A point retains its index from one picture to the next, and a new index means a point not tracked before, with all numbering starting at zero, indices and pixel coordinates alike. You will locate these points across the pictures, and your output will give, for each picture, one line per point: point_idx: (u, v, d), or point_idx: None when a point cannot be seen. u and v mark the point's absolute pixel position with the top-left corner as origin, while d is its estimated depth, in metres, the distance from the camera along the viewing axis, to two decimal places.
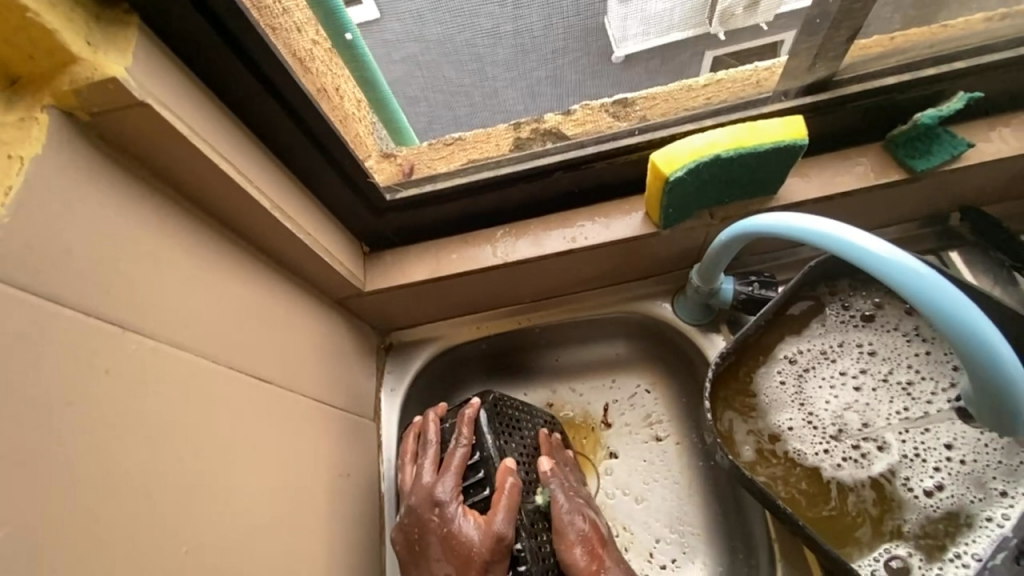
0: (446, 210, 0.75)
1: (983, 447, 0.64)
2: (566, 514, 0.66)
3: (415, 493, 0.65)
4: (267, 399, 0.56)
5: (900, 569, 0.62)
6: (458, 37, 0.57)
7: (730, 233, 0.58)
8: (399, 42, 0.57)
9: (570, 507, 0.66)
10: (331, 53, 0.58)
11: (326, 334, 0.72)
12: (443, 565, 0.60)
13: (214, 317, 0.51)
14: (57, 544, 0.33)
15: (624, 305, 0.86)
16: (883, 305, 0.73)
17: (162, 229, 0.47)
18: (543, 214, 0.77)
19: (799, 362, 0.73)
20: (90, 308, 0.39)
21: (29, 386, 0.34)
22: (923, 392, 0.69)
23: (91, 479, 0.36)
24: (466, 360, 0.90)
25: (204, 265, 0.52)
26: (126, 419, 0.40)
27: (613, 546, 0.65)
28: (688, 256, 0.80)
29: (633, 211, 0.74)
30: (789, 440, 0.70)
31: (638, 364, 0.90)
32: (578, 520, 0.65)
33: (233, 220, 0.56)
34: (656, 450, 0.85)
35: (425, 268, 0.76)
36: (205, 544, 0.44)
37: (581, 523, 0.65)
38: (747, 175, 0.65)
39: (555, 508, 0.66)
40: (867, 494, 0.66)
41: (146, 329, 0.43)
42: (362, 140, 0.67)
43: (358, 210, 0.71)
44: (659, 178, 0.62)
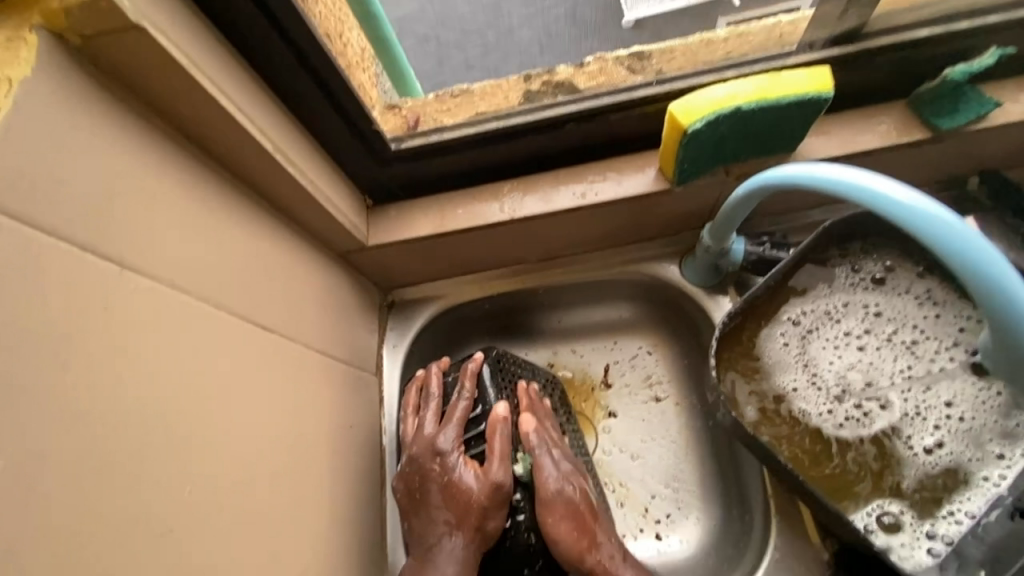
0: (453, 162, 0.73)
1: (982, 404, 0.66)
2: (552, 484, 0.63)
3: (416, 443, 0.65)
4: (269, 348, 0.56)
5: (890, 524, 0.63)
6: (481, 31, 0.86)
7: (746, 188, 0.57)
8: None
9: (558, 477, 0.63)
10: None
11: (328, 286, 0.71)
12: (442, 513, 0.61)
13: (215, 261, 0.50)
14: (62, 475, 0.33)
15: (630, 266, 0.85)
16: (894, 269, 0.73)
17: (159, 168, 0.45)
18: (552, 168, 0.74)
19: (804, 324, 0.73)
20: (86, 245, 0.38)
21: (23, 319, 0.33)
22: (927, 351, 0.70)
23: (91, 416, 0.36)
24: (469, 318, 0.90)
25: (204, 207, 0.50)
26: (126, 358, 0.39)
27: (600, 516, 0.65)
28: (698, 216, 0.78)
29: (644, 167, 0.72)
30: (793, 400, 0.70)
31: (641, 326, 0.90)
32: (567, 489, 0.63)
33: (234, 162, 0.54)
34: (656, 410, 0.86)
35: (430, 222, 0.75)
36: (209, 486, 0.44)
37: (570, 493, 0.63)
38: (767, 130, 0.63)
39: (543, 479, 0.63)
40: (868, 450, 0.67)
41: (145, 268, 0.42)
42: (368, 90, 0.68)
43: (362, 159, 0.69)
44: (676, 130, 0.61)
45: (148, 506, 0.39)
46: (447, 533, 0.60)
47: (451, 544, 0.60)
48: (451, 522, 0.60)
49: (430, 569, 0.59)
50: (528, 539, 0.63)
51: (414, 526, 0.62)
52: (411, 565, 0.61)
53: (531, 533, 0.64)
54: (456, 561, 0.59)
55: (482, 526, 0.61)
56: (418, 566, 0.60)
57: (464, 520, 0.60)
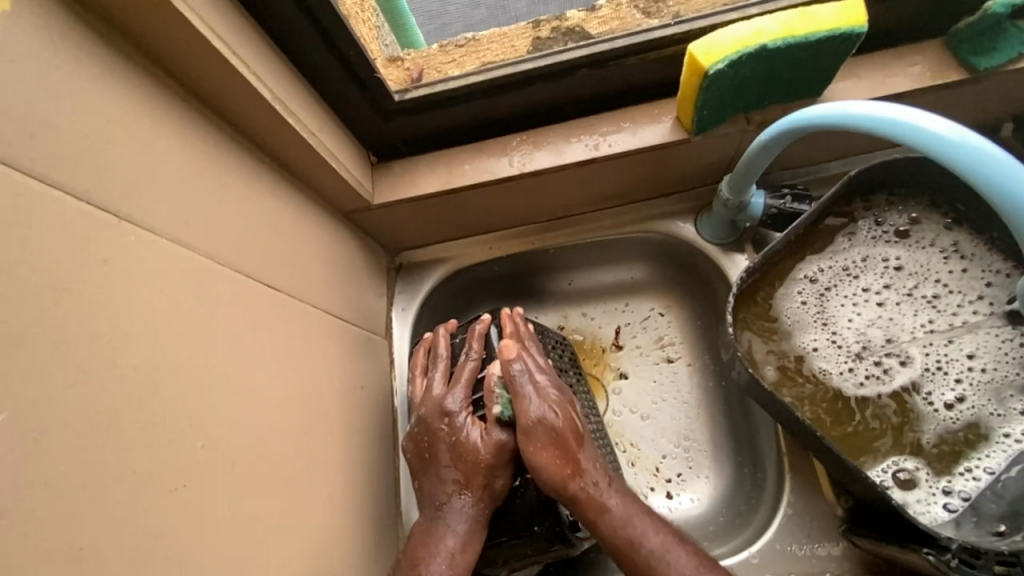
0: (460, 114, 0.70)
1: (1003, 356, 0.64)
2: (533, 411, 0.56)
3: (425, 403, 0.61)
4: (276, 306, 0.55)
5: (906, 481, 0.62)
6: None
7: (774, 130, 0.54)
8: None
9: (539, 403, 0.56)
10: None
11: (335, 245, 0.70)
12: (451, 473, 0.57)
13: (217, 215, 0.48)
14: (70, 427, 0.32)
15: (643, 224, 0.82)
16: (920, 221, 0.69)
17: (152, 115, 0.43)
18: (563, 120, 0.71)
19: (821, 281, 0.70)
20: (81, 193, 0.36)
21: (19, 266, 0.31)
22: (949, 304, 0.67)
23: (98, 369, 0.35)
24: (478, 281, 0.88)
25: (203, 159, 0.48)
26: (130, 311, 0.38)
27: (589, 442, 0.57)
28: (716, 169, 0.75)
29: (661, 117, 0.68)
30: (813, 360, 0.68)
31: (652, 286, 0.88)
32: (549, 416, 0.56)
33: (232, 112, 0.51)
34: (668, 371, 0.84)
35: (437, 179, 0.72)
36: (221, 441, 0.44)
37: (552, 420, 0.55)
38: (793, 73, 0.59)
39: (522, 407, 0.56)
40: (886, 406, 0.65)
41: (145, 221, 0.41)
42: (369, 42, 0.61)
43: (366, 112, 0.66)
44: (696, 74, 0.57)
45: (162, 461, 0.38)
46: (456, 492, 0.56)
47: (461, 504, 0.56)
48: (460, 482, 0.56)
49: (440, 528, 0.55)
50: (537, 495, 0.59)
51: (424, 486, 0.58)
52: (419, 526, 0.57)
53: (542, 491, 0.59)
54: (466, 520, 0.56)
55: (489, 484, 0.57)
56: (427, 527, 0.56)
57: (472, 479, 0.56)
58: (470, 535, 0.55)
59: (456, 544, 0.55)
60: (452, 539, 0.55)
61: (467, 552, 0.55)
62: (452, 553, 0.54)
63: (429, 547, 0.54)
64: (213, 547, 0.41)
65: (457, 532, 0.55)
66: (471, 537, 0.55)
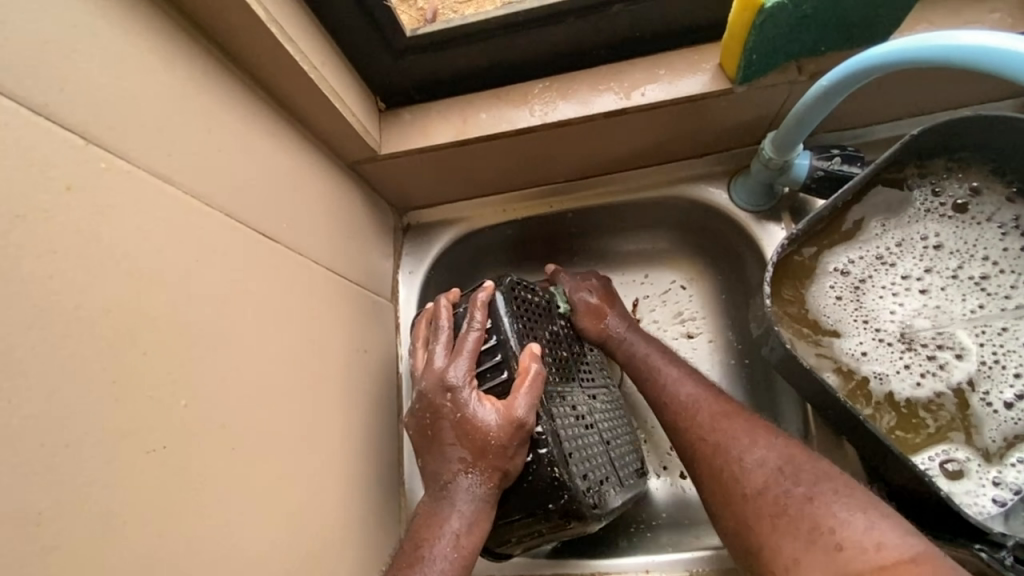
0: (477, 55, 0.63)
1: None
2: (576, 292, 0.71)
3: (425, 378, 0.56)
4: (272, 257, 0.50)
5: (955, 472, 0.58)
6: None
7: (838, 74, 0.47)
8: None
9: (579, 285, 0.72)
10: None
11: (339, 197, 0.64)
12: (456, 451, 0.52)
13: (205, 150, 0.43)
14: (30, 378, 0.28)
15: (669, 188, 0.76)
16: (980, 191, 0.62)
17: (125, 24, 0.37)
18: (592, 66, 0.64)
19: (854, 274, 0.64)
20: (39, 107, 0.31)
21: None
22: (999, 286, 0.61)
23: (58, 313, 0.30)
24: (490, 246, 0.83)
25: (188, 82, 0.42)
26: (102, 248, 0.33)
27: (622, 310, 0.72)
28: (756, 125, 0.69)
29: (700, 63, 0.61)
30: (864, 366, 0.62)
31: (674, 257, 0.82)
32: (587, 293, 0.71)
33: (222, 32, 0.45)
34: (687, 347, 0.79)
35: (450, 128, 0.66)
36: (207, 399, 0.40)
37: (590, 296, 0.71)
38: (860, 14, 0.52)
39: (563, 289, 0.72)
40: (941, 405, 0.60)
41: (119, 147, 0.36)
42: None
43: (373, 47, 0.60)
44: (748, 8, 0.51)
45: (138, 417, 0.34)
46: (462, 471, 0.52)
47: (468, 483, 0.52)
48: (467, 460, 0.52)
49: (445, 508, 0.51)
50: (553, 474, 0.53)
51: (427, 465, 0.54)
52: (422, 507, 0.53)
53: (557, 468, 0.53)
54: (474, 500, 0.51)
55: (501, 464, 0.52)
56: (431, 507, 0.52)
57: (479, 458, 0.51)
58: (477, 515, 0.51)
59: (462, 525, 0.51)
60: (457, 520, 0.51)
61: (474, 534, 0.51)
62: (456, 535, 0.50)
63: (433, 529, 0.51)
64: (196, 513, 0.37)
65: (463, 512, 0.51)
66: (479, 517, 0.51)
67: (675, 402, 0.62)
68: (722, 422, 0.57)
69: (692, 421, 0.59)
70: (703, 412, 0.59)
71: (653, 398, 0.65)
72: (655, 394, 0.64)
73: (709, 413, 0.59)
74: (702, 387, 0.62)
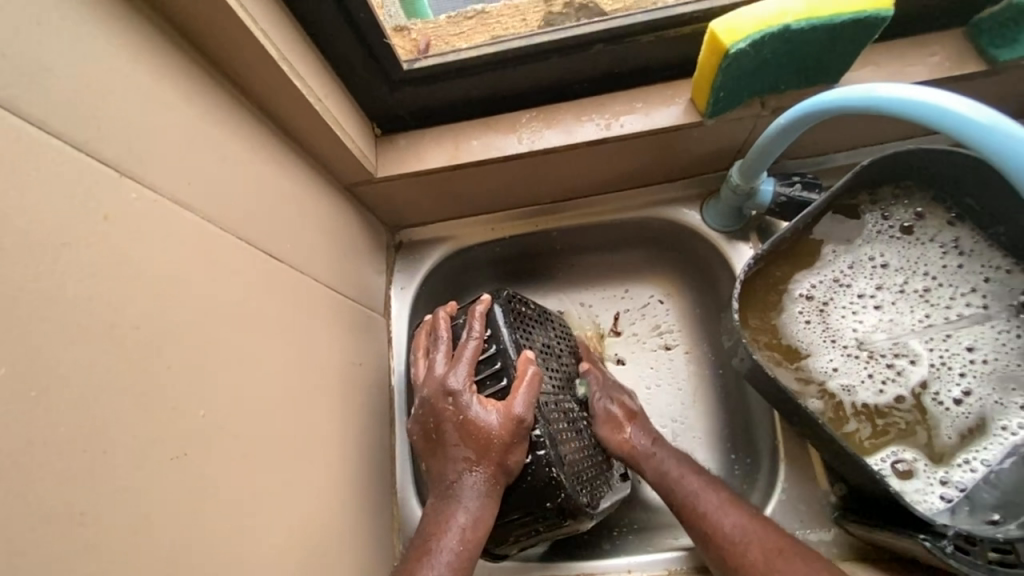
0: (469, 86, 0.68)
1: (1002, 345, 0.65)
2: (600, 402, 0.70)
3: (427, 385, 0.59)
4: (278, 276, 0.53)
5: (905, 471, 0.63)
6: None
7: (793, 115, 0.53)
8: None
9: (602, 395, 0.70)
10: None
11: (338, 219, 0.68)
12: (461, 451, 0.56)
13: (219, 178, 0.46)
14: (70, 388, 0.31)
15: (647, 210, 0.81)
16: (924, 215, 0.69)
17: (153, 66, 0.41)
18: (574, 98, 0.70)
19: (817, 297, 0.69)
20: (81, 144, 0.34)
21: (18, 217, 0.30)
22: (941, 297, 0.68)
23: (100, 329, 0.33)
24: (478, 263, 0.87)
25: (205, 116, 0.46)
26: (133, 271, 0.36)
27: (641, 420, 0.70)
28: (725, 154, 0.74)
29: (673, 98, 0.67)
30: (832, 379, 0.68)
31: (653, 273, 0.87)
32: (608, 403, 0.70)
33: (235, 68, 0.49)
34: (665, 358, 0.84)
35: (443, 154, 0.70)
36: (220, 409, 0.42)
37: (611, 406, 0.69)
38: (815, 57, 0.58)
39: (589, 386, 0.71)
40: (901, 409, 0.66)
41: (147, 179, 0.39)
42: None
43: (372, 79, 0.64)
44: (717, 53, 0.56)
45: (163, 425, 0.37)
46: (466, 469, 0.55)
47: (473, 480, 0.55)
48: (471, 459, 0.55)
49: (452, 504, 0.55)
50: (550, 474, 0.57)
51: (433, 467, 0.58)
52: (431, 505, 0.56)
53: (553, 469, 0.57)
54: (479, 496, 0.55)
55: (503, 460, 0.55)
56: (438, 505, 0.56)
57: (483, 455, 0.55)
58: (481, 510, 0.55)
59: (467, 520, 0.54)
60: (463, 515, 0.54)
61: (479, 528, 0.54)
62: (462, 529, 0.54)
63: (441, 523, 0.54)
64: (213, 517, 0.40)
65: (469, 508, 0.54)
66: (484, 512, 0.55)
67: (716, 530, 0.61)
68: (778, 561, 0.57)
69: (745, 559, 0.58)
70: (755, 549, 0.58)
71: (693, 527, 0.62)
72: (693, 522, 0.62)
73: (762, 547, 0.58)
74: (745, 515, 0.61)
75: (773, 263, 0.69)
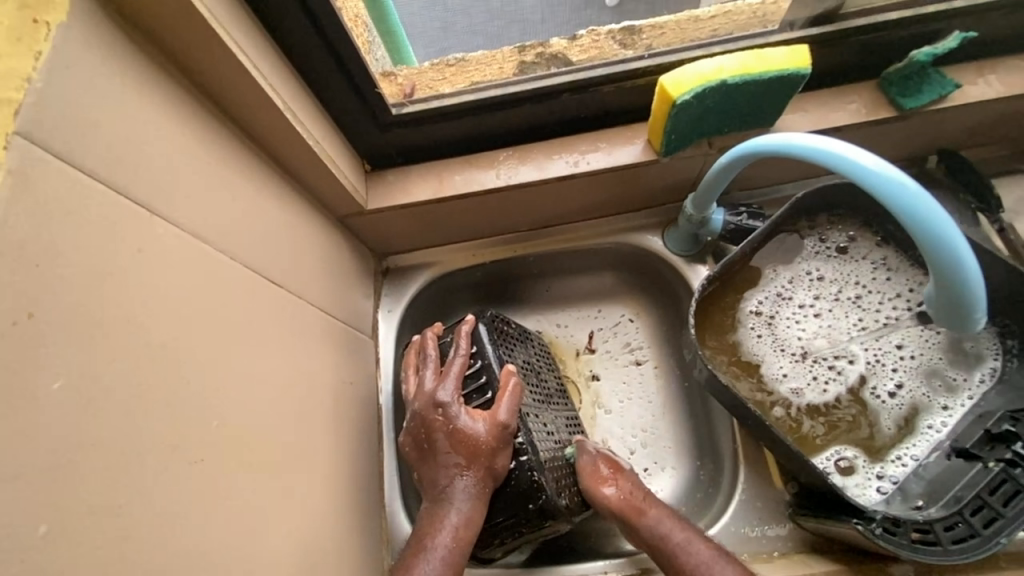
0: (451, 128, 0.75)
1: (926, 342, 0.74)
2: (589, 459, 0.70)
3: (417, 399, 0.65)
4: (279, 300, 0.59)
5: (846, 468, 0.71)
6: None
7: (732, 155, 0.62)
8: None
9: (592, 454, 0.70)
10: None
11: (331, 248, 0.74)
12: (451, 458, 0.61)
13: (230, 214, 0.52)
14: (111, 397, 0.36)
15: (615, 236, 0.89)
16: (856, 238, 0.78)
17: (178, 118, 0.47)
18: (546, 138, 0.78)
19: (765, 312, 0.77)
20: (122, 188, 0.40)
21: (73, 251, 0.35)
22: (872, 303, 0.77)
23: (134, 347, 0.39)
24: (461, 287, 0.93)
25: (220, 159, 0.52)
26: (160, 296, 0.42)
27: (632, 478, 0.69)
28: (681, 187, 0.83)
29: (633, 139, 0.76)
30: (783, 384, 0.75)
31: (623, 294, 0.95)
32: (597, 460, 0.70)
33: (245, 117, 0.55)
34: (636, 373, 0.91)
35: (429, 188, 0.77)
36: (231, 420, 0.47)
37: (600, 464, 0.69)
38: (749, 106, 0.68)
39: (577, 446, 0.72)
40: (843, 406, 0.74)
41: (173, 217, 0.45)
42: (365, 52, 0.65)
43: (365, 122, 0.71)
44: (666, 102, 0.65)
45: (183, 433, 0.42)
46: (457, 474, 0.61)
47: (463, 484, 0.60)
48: (461, 464, 0.61)
49: (445, 507, 0.60)
50: (532, 478, 0.63)
51: (426, 475, 0.63)
52: (426, 508, 0.61)
53: (535, 473, 0.63)
54: (469, 498, 0.60)
55: (491, 465, 0.61)
56: (432, 508, 0.61)
57: (472, 461, 0.61)
58: (472, 512, 0.60)
59: (459, 520, 0.59)
60: (455, 516, 0.59)
61: (470, 528, 0.60)
62: (455, 527, 0.59)
63: (435, 523, 0.60)
64: (225, 518, 0.45)
65: (461, 509, 0.60)
66: (474, 513, 0.60)
67: None
68: None
69: None
70: None
71: None
72: None
73: None
74: None
75: (725, 286, 0.77)
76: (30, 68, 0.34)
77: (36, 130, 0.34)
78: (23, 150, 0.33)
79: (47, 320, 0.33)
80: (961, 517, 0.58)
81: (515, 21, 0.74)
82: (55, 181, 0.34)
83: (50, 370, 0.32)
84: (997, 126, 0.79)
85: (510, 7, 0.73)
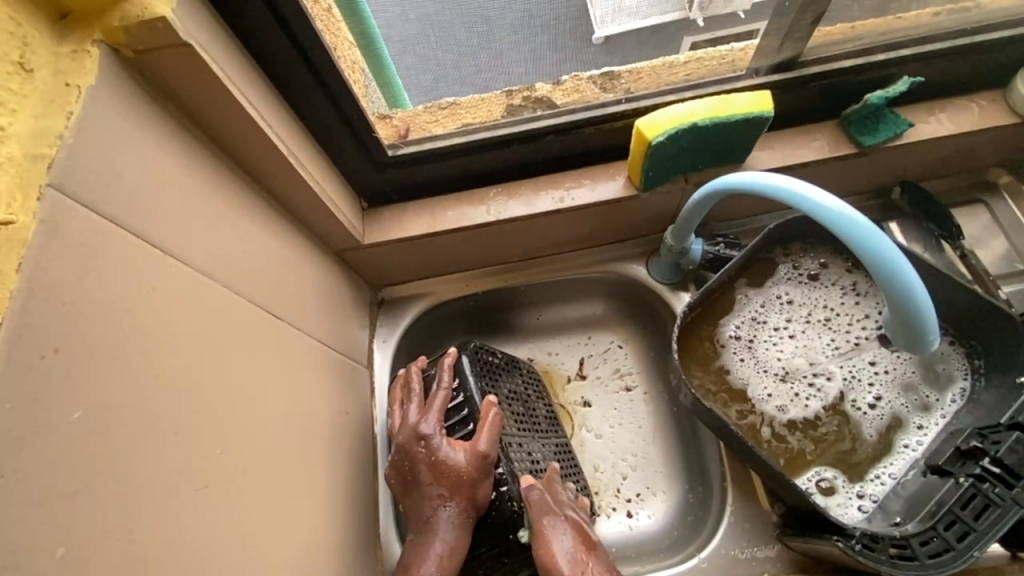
0: (444, 167, 0.80)
1: (897, 358, 0.78)
2: (551, 529, 0.62)
3: (401, 432, 0.67)
4: (281, 332, 0.61)
5: (827, 488, 0.73)
6: (466, 40, 0.66)
7: (704, 191, 0.67)
8: (409, 39, 0.64)
9: (554, 524, 0.62)
10: (330, 12, 0.59)
11: (328, 281, 0.77)
12: (434, 489, 0.63)
13: (236, 252, 0.56)
14: (123, 427, 0.39)
15: (601, 266, 0.94)
16: (827, 264, 0.82)
17: (190, 166, 0.51)
18: (533, 175, 0.83)
19: (743, 336, 0.80)
20: (138, 232, 0.43)
21: (95, 291, 0.38)
22: (843, 324, 0.81)
23: (143, 379, 0.41)
24: (454, 316, 0.96)
25: (227, 201, 0.56)
26: (170, 331, 0.45)
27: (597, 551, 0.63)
28: (662, 219, 0.88)
29: (615, 176, 0.81)
30: (764, 404, 0.78)
31: (612, 322, 0.98)
32: (561, 532, 0.62)
33: (251, 162, 0.60)
34: (626, 399, 0.94)
35: (423, 223, 0.81)
36: (234, 448, 0.50)
37: (562, 537, 0.62)
38: (720, 145, 0.73)
39: (535, 510, 0.63)
40: (823, 422, 0.77)
41: (183, 256, 0.48)
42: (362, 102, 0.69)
43: (362, 163, 0.75)
44: (643, 142, 0.70)
45: (189, 462, 0.44)
46: (440, 505, 0.63)
47: (447, 514, 0.62)
48: (444, 495, 0.63)
49: (430, 537, 0.62)
50: (512, 508, 0.65)
51: (410, 507, 0.65)
52: (412, 539, 0.63)
53: (515, 502, 0.66)
54: (453, 528, 0.62)
55: (473, 495, 0.63)
56: (417, 539, 0.62)
57: (455, 492, 0.63)
58: (456, 541, 0.62)
59: (444, 549, 0.61)
60: (440, 545, 0.61)
61: (455, 557, 0.61)
62: (440, 557, 0.61)
63: (420, 553, 0.61)
64: (226, 545, 0.46)
65: (446, 539, 0.62)
66: (459, 542, 0.62)
67: None
68: None
69: None
70: None
71: None
72: None
73: None
74: None
75: (706, 312, 0.81)
76: (63, 127, 0.38)
77: (66, 181, 0.37)
78: (55, 200, 0.36)
79: (69, 353, 0.35)
80: (935, 533, 0.60)
81: (500, 73, 0.72)
82: (80, 226, 0.38)
83: (71, 401, 0.35)
84: (952, 161, 0.85)
85: (495, 61, 0.70)
